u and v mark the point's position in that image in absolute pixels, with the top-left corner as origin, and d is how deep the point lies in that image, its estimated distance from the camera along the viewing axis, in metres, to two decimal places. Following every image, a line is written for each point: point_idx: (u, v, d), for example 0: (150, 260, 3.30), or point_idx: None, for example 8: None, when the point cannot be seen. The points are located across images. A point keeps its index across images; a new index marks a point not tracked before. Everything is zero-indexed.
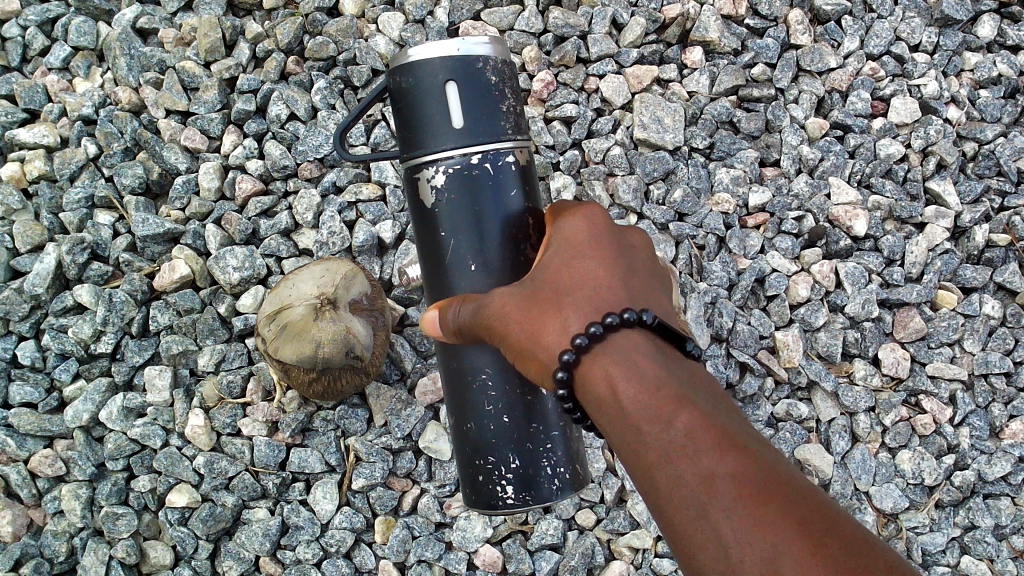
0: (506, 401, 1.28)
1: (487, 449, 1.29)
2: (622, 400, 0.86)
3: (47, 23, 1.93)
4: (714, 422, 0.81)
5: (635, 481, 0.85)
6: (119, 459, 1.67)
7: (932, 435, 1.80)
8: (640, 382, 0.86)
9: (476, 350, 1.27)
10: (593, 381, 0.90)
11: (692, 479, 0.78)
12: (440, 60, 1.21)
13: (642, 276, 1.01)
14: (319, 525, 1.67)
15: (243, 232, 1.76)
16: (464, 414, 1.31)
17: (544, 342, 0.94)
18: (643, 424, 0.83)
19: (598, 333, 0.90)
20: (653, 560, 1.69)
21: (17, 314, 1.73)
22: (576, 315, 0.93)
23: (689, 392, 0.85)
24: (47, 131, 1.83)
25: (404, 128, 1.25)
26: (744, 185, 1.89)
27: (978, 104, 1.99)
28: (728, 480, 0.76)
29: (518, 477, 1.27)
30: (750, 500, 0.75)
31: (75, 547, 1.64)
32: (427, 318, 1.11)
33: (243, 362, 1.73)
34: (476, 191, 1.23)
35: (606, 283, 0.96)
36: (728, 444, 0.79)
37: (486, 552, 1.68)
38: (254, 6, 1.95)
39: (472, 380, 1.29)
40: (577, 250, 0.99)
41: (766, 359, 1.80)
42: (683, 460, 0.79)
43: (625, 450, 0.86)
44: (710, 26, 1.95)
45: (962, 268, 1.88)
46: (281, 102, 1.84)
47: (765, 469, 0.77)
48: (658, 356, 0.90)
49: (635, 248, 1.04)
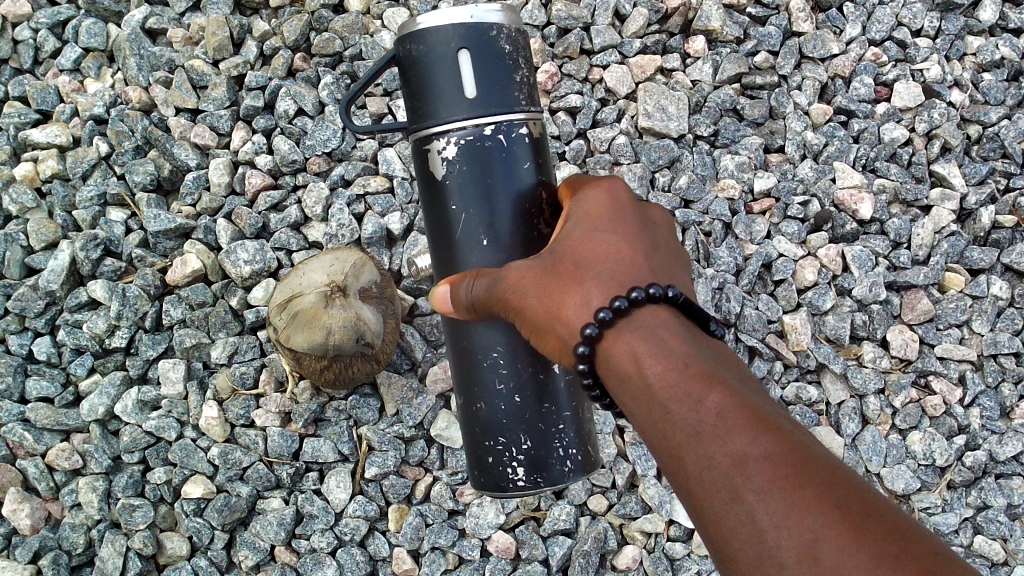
0: (516, 381, 1.28)
1: (497, 430, 1.30)
2: (647, 376, 0.85)
3: (58, 25, 1.96)
4: (746, 401, 0.80)
5: (661, 462, 0.84)
6: (135, 451, 1.70)
7: (943, 416, 1.80)
8: (667, 359, 0.85)
9: (488, 329, 1.27)
10: (617, 357, 0.89)
11: (724, 461, 0.77)
12: (452, 27, 1.20)
13: (663, 250, 1.01)
14: (333, 514, 1.68)
15: (254, 225, 1.78)
16: (474, 394, 1.32)
17: (563, 316, 0.95)
18: (671, 402, 0.82)
19: (622, 307, 0.89)
20: (666, 544, 1.70)
21: (33, 310, 1.75)
22: (596, 289, 0.93)
23: (718, 369, 0.84)
24: (60, 131, 1.87)
25: (414, 97, 1.25)
26: (749, 171, 1.90)
27: (981, 87, 2.00)
28: (762, 462, 0.75)
29: (528, 459, 1.29)
30: (788, 483, 0.73)
31: (93, 539, 1.65)
32: (437, 293, 1.12)
33: (256, 354, 1.75)
34: (489, 164, 1.23)
35: (628, 256, 0.96)
36: (763, 424, 0.77)
37: (499, 538, 1.68)
38: (260, 4, 1.97)
39: (482, 359, 1.29)
40: (598, 224, 1.00)
41: (775, 343, 1.80)
42: (715, 441, 0.78)
43: (650, 428, 0.85)
44: (711, 15, 1.97)
45: (969, 250, 1.88)
46: (289, 98, 1.86)
47: (801, 450, 0.76)
48: (683, 332, 0.90)
49: (655, 224, 1.04)
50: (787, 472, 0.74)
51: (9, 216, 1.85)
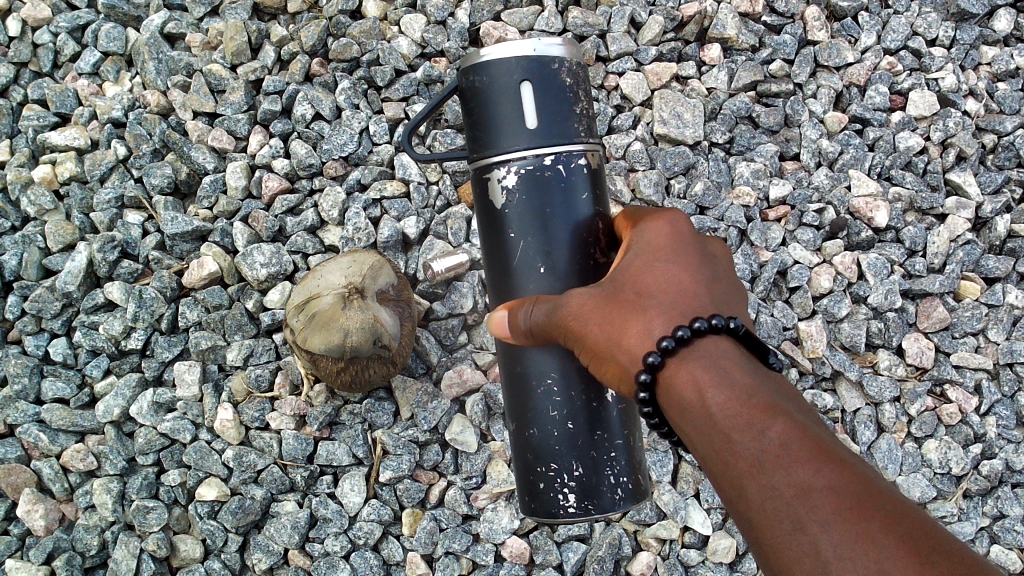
0: (569, 407, 1.29)
1: (549, 456, 1.30)
2: (710, 406, 0.88)
3: (77, 30, 1.98)
4: (809, 432, 0.82)
5: (722, 489, 0.87)
6: (149, 454, 1.69)
7: (959, 425, 1.79)
8: (729, 389, 0.88)
9: (542, 355, 1.28)
10: (679, 385, 0.92)
11: (788, 490, 0.80)
12: (516, 60, 1.25)
13: (722, 284, 1.04)
14: (347, 518, 1.68)
15: (270, 229, 1.79)
16: (527, 420, 1.32)
17: (625, 344, 0.98)
18: (734, 432, 0.85)
19: (684, 337, 0.93)
20: (681, 550, 1.70)
21: (50, 312, 1.76)
22: (659, 320, 0.96)
23: (779, 401, 0.87)
24: (78, 134, 1.88)
25: (477, 127, 1.30)
26: (765, 178, 1.90)
27: (996, 96, 2.01)
28: (826, 493, 0.78)
29: (580, 485, 1.28)
30: (851, 515, 0.76)
31: (106, 541, 1.65)
32: (495, 318, 1.16)
33: (271, 357, 1.74)
34: (547, 193, 1.26)
35: (689, 288, 0.99)
36: (826, 456, 0.80)
37: (514, 543, 1.68)
38: (278, 10, 1.99)
39: (536, 385, 1.30)
40: (658, 255, 1.03)
41: (789, 350, 1.80)
42: (778, 471, 0.81)
43: (712, 457, 0.88)
44: (727, 24, 1.98)
45: (984, 258, 1.88)
46: (307, 102, 1.87)
47: (864, 482, 0.78)
48: (743, 363, 0.93)
49: (715, 257, 1.07)
50: (850, 503, 0.76)
51: (27, 218, 1.86)
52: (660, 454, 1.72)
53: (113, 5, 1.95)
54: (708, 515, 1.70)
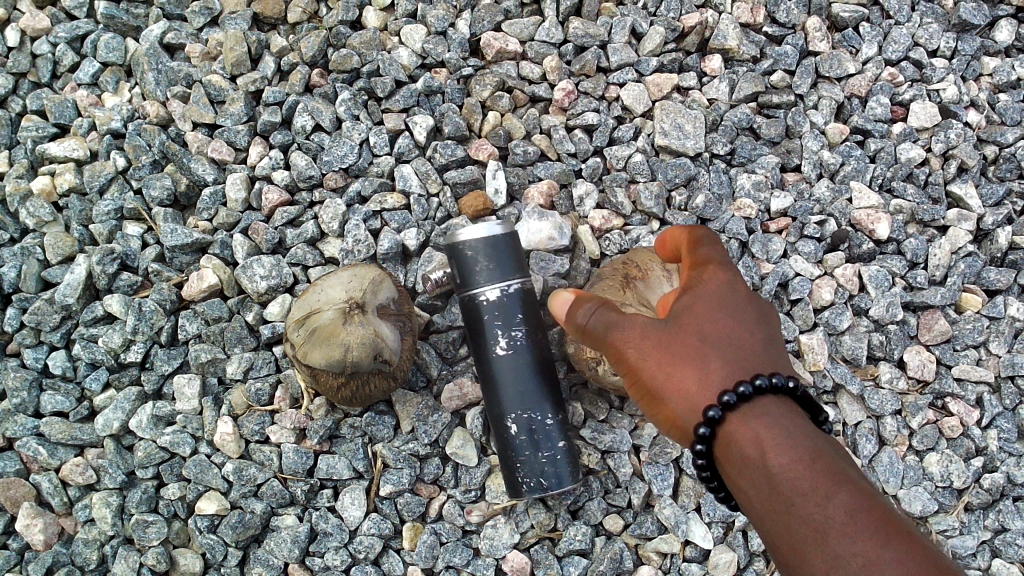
0: (517, 402, 1.62)
1: (499, 440, 1.63)
2: (772, 466, 1.02)
3: (76, 40, 1.98)
4: (875, 506, 0.95)
5: (784, 552, 0.99)
6: (149, 467, 1.68)
7: (960, 438, 1.78)
8: (792, 453, 1.02)
9: (502, 356, 1.62)
10: (739, 441, 1.07)
11: (854, 557, 0.92)
12: None
13: (773, 331, 1.21)
14: (347, 532, 1.67)
15: (269, 241, 1.79)
16: (490, 410, 1.64)
17: (679, 392, 1.15)
18: (796, 497, 0.98)
19: (746, 393, 1.08)
20: (682, 564, 1.69)
21: (48, 324, 1.75)
22: (723, 376, 1.12)
23: (828, 456, 1.02)
24: (77, 145, 1.88)
25: None
26: (766, 191, 1.90)
27: (998, 108, 2.00)
28: (895, 563, 0.90)
29: (520, 465, 1.62)
30: (883, 534, 0.92)
31: (105, 555, 1.64)
32: (559, 298, 1.29)
33: (271, 370, 1.74)
34: None
35: (747, 346, 1.15)
36: (892, 529, 0.93)
37: (514, 557, 1.68)
38: (278, 20, 1.99)
39: (496, 382, 1.63)
40: (713, 308, 1.17)
41: (790, 363, 1.79)
42: (846, 536, 0.93)
43: (769, 516, 1.01)
44: (728, 34, 1.98)
45: (986, 270, 1.87)
46: (307, 114, 1.87)
47: (903, 532, 0.93)
48: (796, 420, 1.08)
49: (765, 312, 1.21)
50: (889, 533, 0.92)
51: (26, 229, 1.84)
52: (661, 468, 1.71)
53: (112, 15, 1.95)
54: (710, 529, 1.70)
